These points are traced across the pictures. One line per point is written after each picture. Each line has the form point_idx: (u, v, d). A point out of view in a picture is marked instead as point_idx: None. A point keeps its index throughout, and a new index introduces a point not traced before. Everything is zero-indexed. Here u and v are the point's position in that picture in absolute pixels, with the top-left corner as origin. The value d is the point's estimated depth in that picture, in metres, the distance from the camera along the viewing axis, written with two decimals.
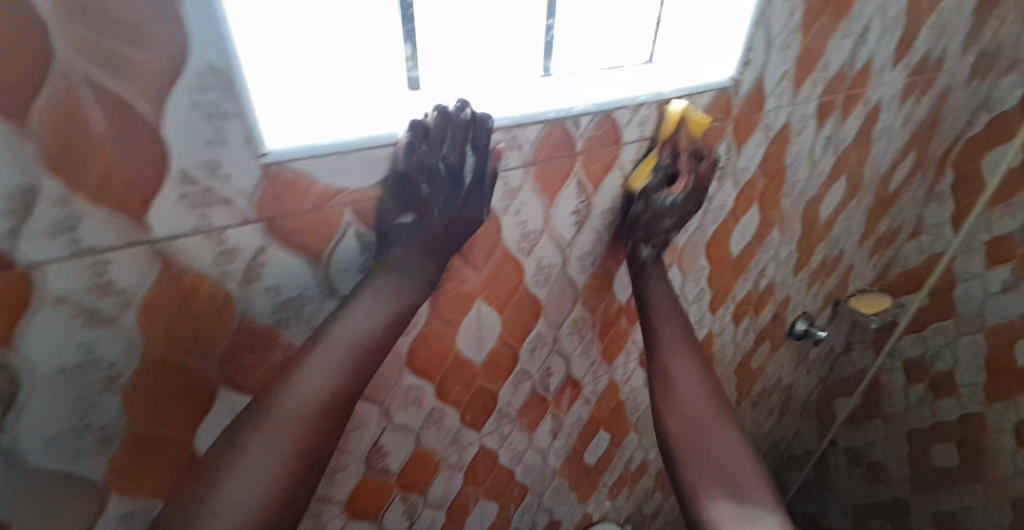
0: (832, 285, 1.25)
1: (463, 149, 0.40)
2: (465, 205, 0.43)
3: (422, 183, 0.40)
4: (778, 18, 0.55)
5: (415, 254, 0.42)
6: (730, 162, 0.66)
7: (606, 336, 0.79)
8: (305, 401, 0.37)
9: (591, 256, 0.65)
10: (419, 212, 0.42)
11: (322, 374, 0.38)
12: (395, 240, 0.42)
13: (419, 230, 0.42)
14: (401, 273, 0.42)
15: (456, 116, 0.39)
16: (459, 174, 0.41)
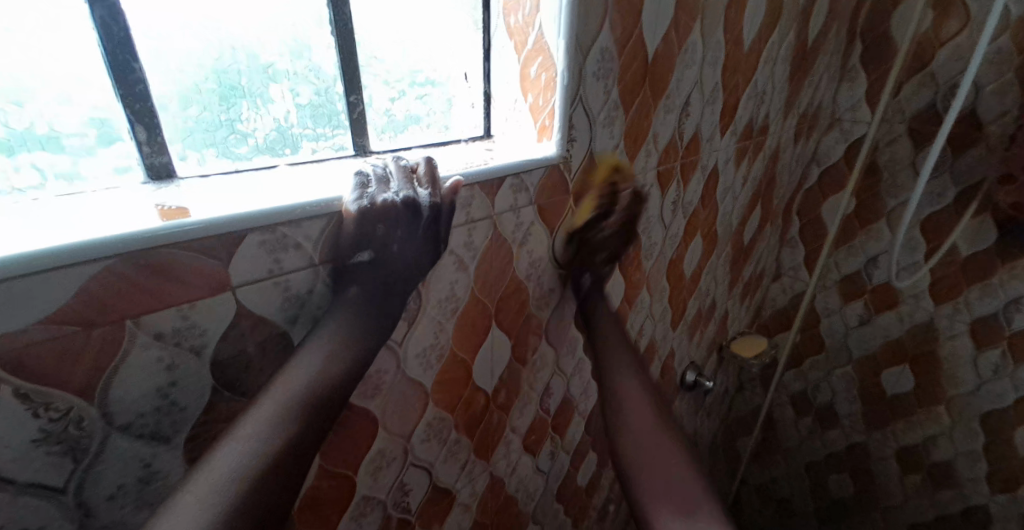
0: (713, 333, 1.28)
1: (414, 190, 0.40)
2: (422, 244, 0.42)
3: (379, 223, 0.39)
4: (594, 96, 0.52)
5: (377, 290, 0.41)
6: (579, 233, 0.61)
7: (476, 432, 0.67)
8: (262, 437, 0.34)
9: (436, 349, 0.54)
10: (377, 250, 0.40)
11: (273, 417, 0.35)
12: (349, 279, 0.41)
13: (381, 266, 0.41)
14: (364, 314, 0.41)
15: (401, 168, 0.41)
16: (416, 211, 0.40)
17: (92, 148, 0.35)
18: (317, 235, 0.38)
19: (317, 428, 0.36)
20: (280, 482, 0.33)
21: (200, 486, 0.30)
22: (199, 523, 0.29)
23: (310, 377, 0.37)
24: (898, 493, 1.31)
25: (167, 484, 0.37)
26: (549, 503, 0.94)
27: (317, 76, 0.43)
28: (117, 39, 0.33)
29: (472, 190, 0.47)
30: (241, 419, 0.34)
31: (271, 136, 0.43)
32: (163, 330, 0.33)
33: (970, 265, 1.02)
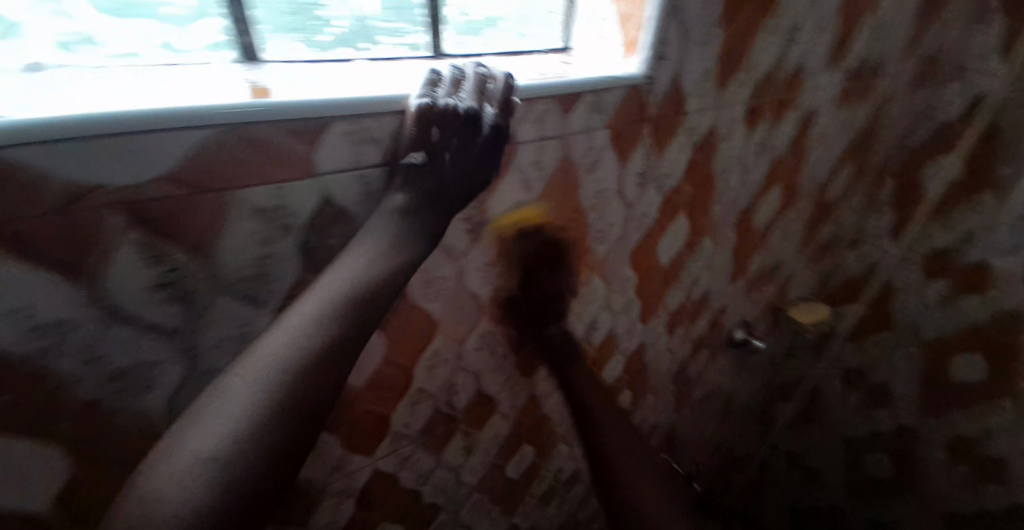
0: (772, 293, 1.23)
1: (483, 102, 0.39)
2: (472, 164, 0.41)
3: (435, 126, 0.38)
4: (696, 15, 0.50)
5: (424, 197, 0.40)
6: (652, 167, 0.60)
7: (523, 350, 0.71)
8: (322, 308, 0.33)
9: (496, 267, 0.56)
10: (427, 154, 0.39)
11: (336, 288, 0.34)
12: (399, 181, 0.40)
13: (430, 172, 0.40)
14: (409, 220, 0.40)
15: (478, 75, 0.40)
16: (477, 123, 0.39)
17: (186, 19, 0.36)
18: (392, 133, 0.40)
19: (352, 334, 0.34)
20: (342, 349, 0.33)
21: (217, 399, 0.29)
22: (260, 378, 0.30)
23: (345, 284, 0.35)
24: (944, 486, 1.25)
25: None
26: (580, 427, 1.00)
27: None
28: None
29: (549, 103, 0.45)
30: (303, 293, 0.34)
31: (355, 27, 0.43)
32: (258, 205, 0.36)
33: None
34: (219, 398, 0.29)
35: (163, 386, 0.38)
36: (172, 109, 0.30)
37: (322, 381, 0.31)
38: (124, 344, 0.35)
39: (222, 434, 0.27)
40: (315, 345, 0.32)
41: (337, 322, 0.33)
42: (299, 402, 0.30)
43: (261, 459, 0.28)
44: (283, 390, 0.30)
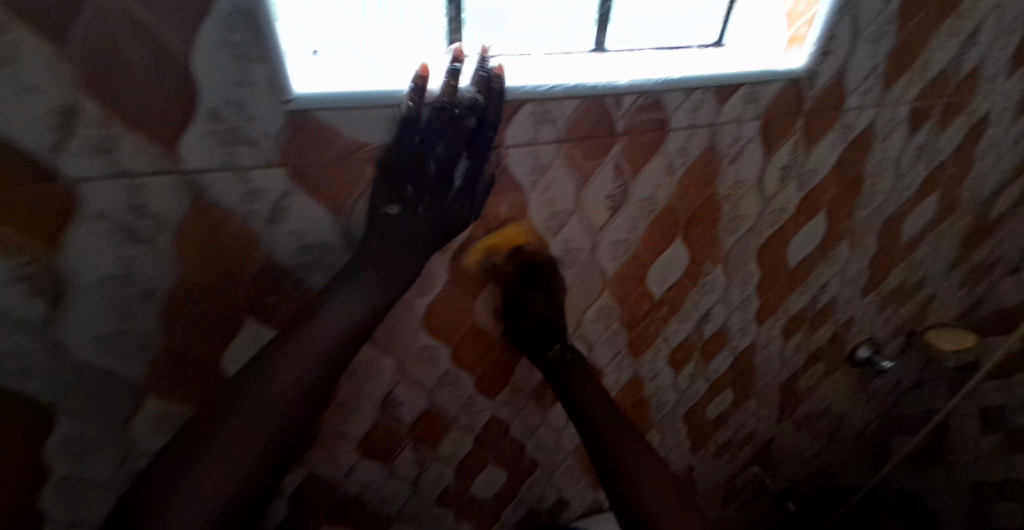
0: (908, 313, 1.13)
1: (460, 154, 0.41)
2: (448, 207, 0.44)
3: (409, 182, 0.41)
4: (870, 8, 0.50)
5: (401, 247, 0.42)
6: (797, 161, 0.60)
7: (635, 328, 0.74)
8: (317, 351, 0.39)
9: (626, 244, 0.59)
10: (404, 205, 0.42)
11: (328, 333, 0.39)
12: (375, 229, 0.42)
13: (404, 223, 0.42)
14: (387, 268, 0.42)
15: (450, 117, 0.39)
16: (448, 178, 0.42)
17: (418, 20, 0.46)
18: (569, 114, 0.44)
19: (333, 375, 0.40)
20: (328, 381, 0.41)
21: (230, 421, 0.37)
22: (265, 417, 0.37)
23: (332, 329, 0.40)
24: None
25: (431, 284, 0.53)
26: (676, 418, 1.01)
27: None
28: None
29: (705, 94, 0.47)
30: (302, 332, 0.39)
31: (532, 26, 0.49)
32: None
33: None
34: (228, 430, 0.37)
35: None
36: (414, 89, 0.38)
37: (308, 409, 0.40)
38: None
39: (246, 462, 0.37)
40: (297, 392, 0.38)
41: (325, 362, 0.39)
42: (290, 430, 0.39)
43: (254, 477, 0.37)
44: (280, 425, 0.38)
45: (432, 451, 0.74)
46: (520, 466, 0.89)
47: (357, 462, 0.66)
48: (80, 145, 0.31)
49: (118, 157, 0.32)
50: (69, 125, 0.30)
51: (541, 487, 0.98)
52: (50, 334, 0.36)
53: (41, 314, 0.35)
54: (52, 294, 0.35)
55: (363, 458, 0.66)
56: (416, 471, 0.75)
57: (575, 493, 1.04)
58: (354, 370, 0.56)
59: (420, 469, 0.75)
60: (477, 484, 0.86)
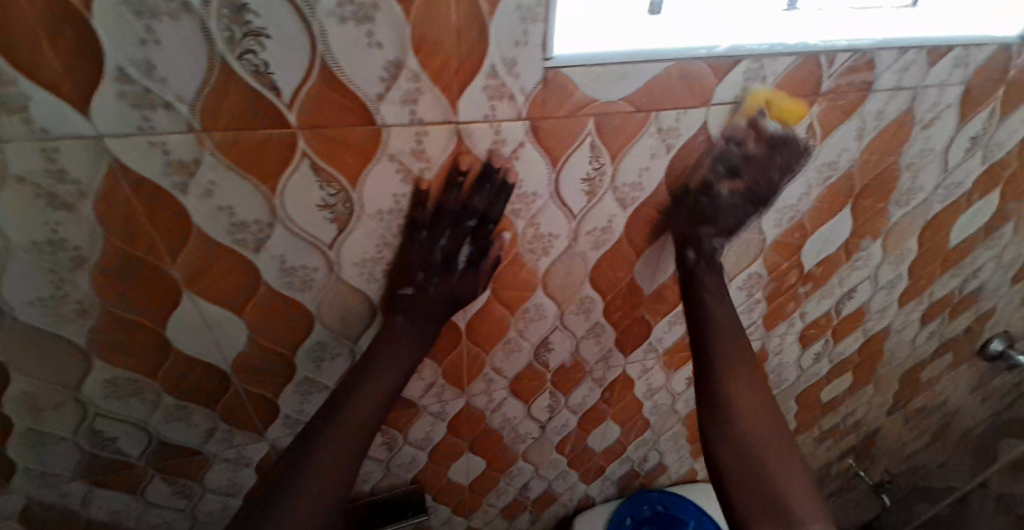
0: None
1: (463, 242, 0.47)
2: (457, 284, 0.49)
3: (419, 269, 0.47)
4: None
5: (418, 322, 0.49)
6: (987, 132, 0.58)
7: (776, 300, 0.73)
8: (382, 373, 0.49)
9: (794, 211, 0.59)
10: (415, 287, 0.48)
11: (389, 360, 0.49)
12: (397, 308, 0.49)
13: (419, 300, 0.49)
14: (407, 338, 0.49)
15: (445, 210, 0.44)
16: (453, 261, 0.47)
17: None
18: (782, 71, 0.44)
19: (378, 414, 0.49)
20: (392, 395, 0.49)
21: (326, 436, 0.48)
22: (346, 428, 0.48)
23: (383, 384, 0.49)
24: None
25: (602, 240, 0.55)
26: (788, 397, 0.98)
27: None
28: None
29: (919, 54, 0.47)
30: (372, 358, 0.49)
31: None
32: (663, 126, 0.46)
33: None
34: (320, 445, 0.47)
35: (552, 251, 0.54)
36: (647, 50, 0.40)
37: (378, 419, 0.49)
38: (551, 214, 0.50)
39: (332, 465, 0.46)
40: (365, 412, 0.48)
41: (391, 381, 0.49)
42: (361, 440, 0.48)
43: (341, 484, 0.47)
44: (355, 435, 0.48)
45: (564, 398, 0.78)
46: (634, 425, 0.92)
47: (507, 396, 0.73)
48: (393, 95, 0.36)
49: (415, 107, 0.38)
50: (393, 76, 0.35)
51: (646, 449, 1.00)
52: (331, 253, 0.44)
53: (328, 237, 0.43)
54: (342, 219, 0.42)
55: (512, 393, 0.72)
56: (547, 415, 0.80)
57: (674, 460, 1.06)
58: (526, 311, 0.60)
59: (550, 414, 0.80)
60: (592, 436, 0.90)
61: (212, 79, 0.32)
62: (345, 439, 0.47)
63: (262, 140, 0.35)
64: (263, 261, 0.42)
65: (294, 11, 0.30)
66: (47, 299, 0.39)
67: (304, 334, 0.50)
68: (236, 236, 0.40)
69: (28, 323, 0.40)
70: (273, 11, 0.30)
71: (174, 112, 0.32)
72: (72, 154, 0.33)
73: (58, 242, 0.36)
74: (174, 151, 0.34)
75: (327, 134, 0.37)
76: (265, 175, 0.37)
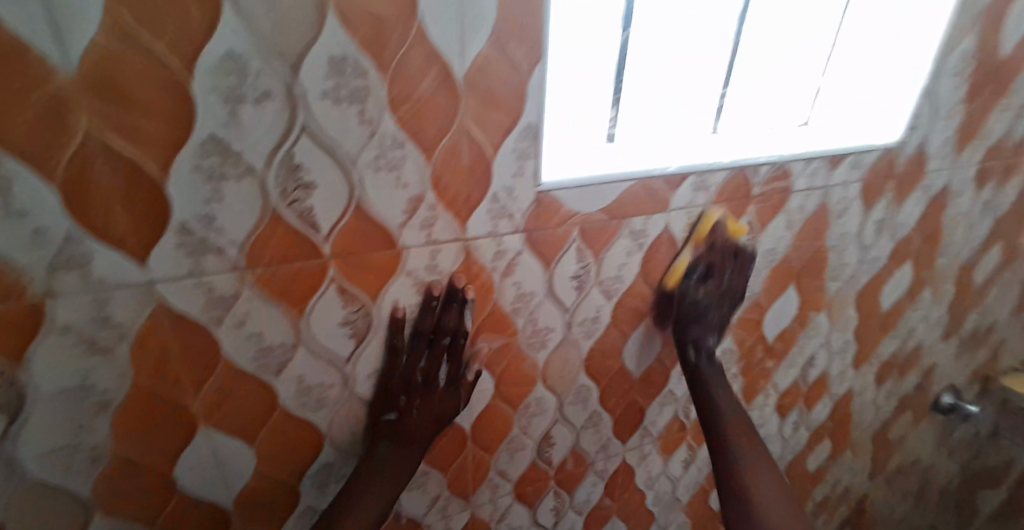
0: (983, 359, 1.17)
1: (441, 361, 0.48)
2: (439, 405, 0.49)
3: (401, 392, 0.48)
4: (945, 94, 0.61)
5: (402, 452, 0.48)
6: (889, 217, 0.70)
7: (749, 374, 0.80)
8: (360, 514, 0.45)
9: (749, 292, 0.68)
10: (399, 412, 0.48)
11: (367, 498, 0.46)
12: (382, 434, 0.48)
13: (404, 426, 0.48)
14: (390, 472, 0.47)
15: (419, 330, 0.47)
16: (433, 380, 0.48)
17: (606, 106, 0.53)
18: (719, 183, 0.55)
19: None
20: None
21: None
22: None
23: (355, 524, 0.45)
24: None
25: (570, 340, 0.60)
26: (778, 472, 1.00)
27: (702, 72, 0.57)
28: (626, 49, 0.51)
29: (822, 162, 0.59)
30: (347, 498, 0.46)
31: (666, 113, 0.57)
32: (633, 228, 0.55)
33: None
34: None
35: (548, 345, 0.59)
36: (615, 173, 0.50)
37: None
38: (547, 310, 0.55)
39: None
40: None
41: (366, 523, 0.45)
42: None
43: None
44: None
45: (569, 498, 0.77)
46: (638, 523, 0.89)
47: (512, 503, 0.71)
48: (414, 223, 0.42)
49: (432, 230, 0.43)
50: (415, 208, 0.41)
51: None
52: (348, 369, 0.46)
53: (346, 353, 0.45)
54: (361, 334, 0.45)
55: (517, 498, 0.71)
56: (553, 520, 0.77)
57: None
58: (529, 406, 0.62)
59: (556, 517, 0.78)
60: None
61: (260, 224, 0.36)
62: None
63: (297, 270, 0.39)
64: (284, 383, 0.44)
65: (337, 165, 0.37)
66: (62, 448, 0.38)
67: (314, 454, 0.49)
68: (260, 361, 0.42)
69: (37, 478, 0.38)
70: (320, 168, 0.36)
71: (222, 255, 0.36)
72: (121, 302, 0.35)
73: (88, 387, 0.37)
74: (217, 288, 0.37)
75: (354, 260, 0.41)
76: (296, 301, 0.40)
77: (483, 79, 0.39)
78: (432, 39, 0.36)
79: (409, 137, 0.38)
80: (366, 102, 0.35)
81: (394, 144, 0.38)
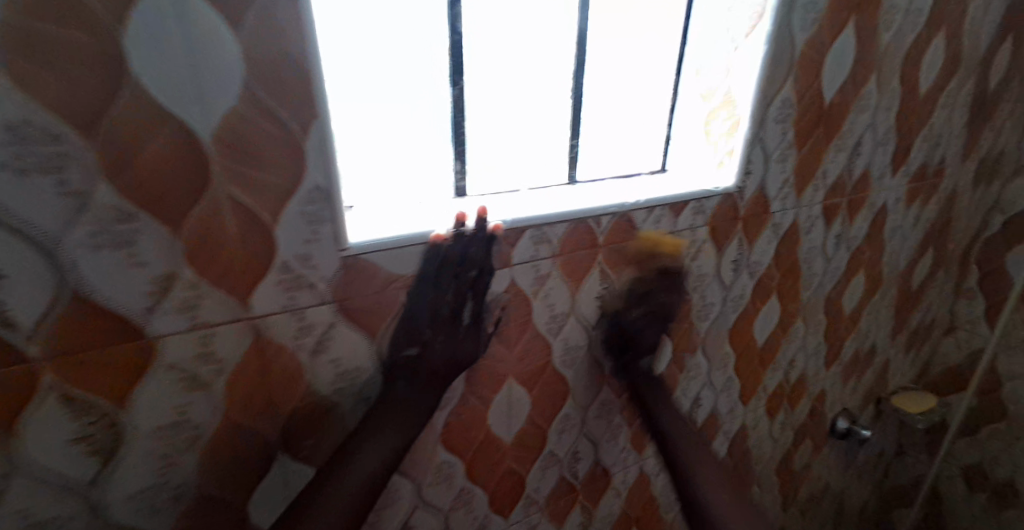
0: (870, 381, 1.22)
1: (467, 296, 0.45)
2: (461, 344, 0.47)
3: (427, 327, 0.45)
4: (773, 137, 0.63)
5: (420, 390, 0.46)
6: (744, 256, 0.71)
7: (635, 421, 0.78)
8: (374, 452, 0.43)
9: (618, 338, 0.67)
10: (421, 347, 0.45)
11: (385, 437, 0.43)
12: (398, 372, 0.46)
13: (422, 363, 0.45)
14: (410, 411, 0.45)
15: (446, 253, 0.43)
16: (458, 319, 0.46)
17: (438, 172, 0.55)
18: (560, 235, 0.55)
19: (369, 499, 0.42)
20: (384, 474, 0.43)
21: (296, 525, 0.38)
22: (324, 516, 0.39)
23: (376, 457, 0.42)
24: (967, 521, 1.30)
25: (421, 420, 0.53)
26: (687, 518, 0.97)
27: (545, 128, 0.60)
28: (459, 107, 0.53)
29: (664, 210, 0.61)
30: (362, 436, 0.43)
31: (514, 163, 0.59)
32: None
33: None
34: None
35: None
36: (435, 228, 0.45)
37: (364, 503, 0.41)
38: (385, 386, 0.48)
39: None
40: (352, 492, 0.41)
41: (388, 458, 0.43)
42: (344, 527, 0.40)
43: None
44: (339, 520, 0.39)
45: None
46: None
47: None
48: (168, 306, 0.35)
49: (197, 311, 0.36)
50: (165, 288, 0.35)
51: None
52: (95, 490, 0.37)
53: (88, 474, 0.36)
54: (108, 446, 0.36)
55: None
56: None
57: None
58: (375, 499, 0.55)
59: None
60: None
61: None
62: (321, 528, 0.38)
63: None
64: None
65: (33, 247, 0.30)
66: None
67: None
68: None
69: None
70: (6, 252, 0.29)
71: None
72: None
73: None
74: None
75: (79, 356, 0.33)
76: None
77: (239, 140, 0.34)
78: (155, 99, 0.31)
79: (141, 208, 0.32)
80: (66, 171, 0.29)
81: (119, 217, 0.32)
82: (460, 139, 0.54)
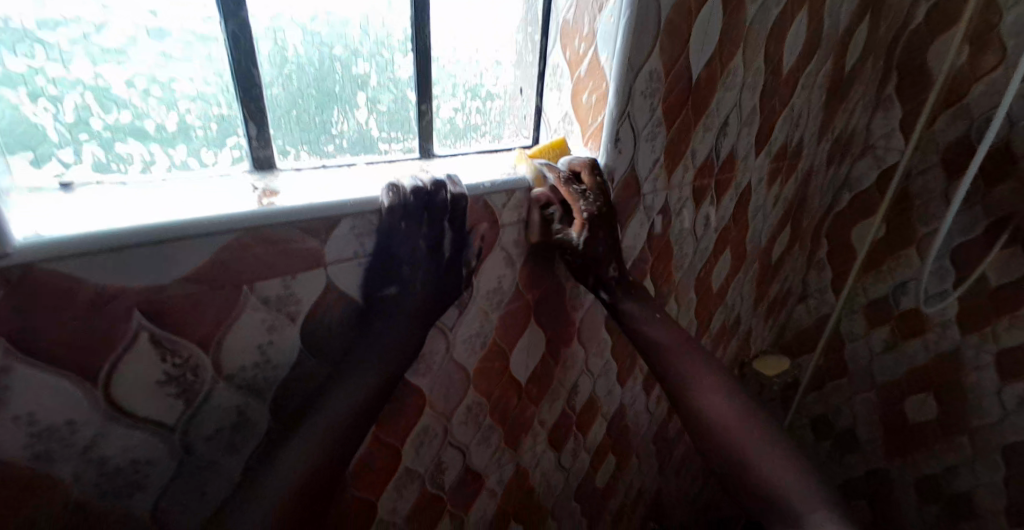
0: (736, 348, 1.29)
1: (445, 230, 0.43)
2: (443, 276, 0.45)
3: (404, 264, 0.42)
4: (641, 115, 0.57)
5: (403, 324, 0.43)
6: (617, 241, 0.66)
7: (508, 420, 0.70)
8: (355, 392, 0.41)
9: (482, 337, 0.58)
10: (399, 286, 0.43)
11: (359, 381, 0.41)
12: (377, 314, 0.43)
13: (406, 299, 0.43)
14: (392, 343, 0.43)
15: (413, 194, 0.40)
16: (439, 253, 0.44)
17: (214, 139, 0.39)
18: None
19: (354, 433, 0.41)
20: (365, 413, 0.42)
21: (283, 466, 0.37)
22: (303, 458, 0.38)
23: (354, 395, 0.41)
24: (813, 464, 1.47)
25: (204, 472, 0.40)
26: (568, 500, 0.94)
27: (385, 84, 0.47)
28: (240, 49, 0.37)
29: (525, 193, 0.51)
30: (338, 380, 0.41)
31: (343, 130, 0.46)
32: (268, 296, 0.37)
33: (965, 312, 1.07)
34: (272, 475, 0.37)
35: (152, 487, 0.37)
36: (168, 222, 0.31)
37: (342, 440, 0.40)
38: (128, 439, 0.35)
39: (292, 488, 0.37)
40: (335, 424, 0.40)
41: (369, 396, 0.42)
42: (329, 464, 0.39)
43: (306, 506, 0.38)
44: (321, 459, 0.39)
45: None
46: None
47: None
48: None
49: None
50: None
51: None
52: None
53: None
54: None
55: None
56: None
57: None
58: None
59: None
60: None
61: None
62: (302, 470, 0.38)
63: None
64: None
65: None
66: None
67: None
68: None
69: None
70: None
71: None
72: None
73: None
74: None
75: None
76: None
77: None
78: None
79: None
80: None
81: None
82: (250, 93, 0.39)
